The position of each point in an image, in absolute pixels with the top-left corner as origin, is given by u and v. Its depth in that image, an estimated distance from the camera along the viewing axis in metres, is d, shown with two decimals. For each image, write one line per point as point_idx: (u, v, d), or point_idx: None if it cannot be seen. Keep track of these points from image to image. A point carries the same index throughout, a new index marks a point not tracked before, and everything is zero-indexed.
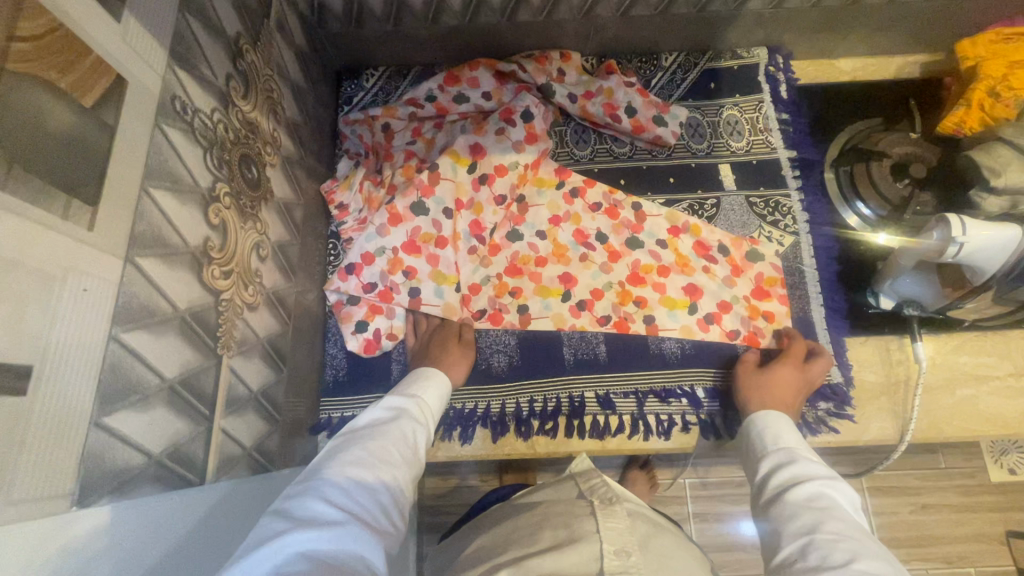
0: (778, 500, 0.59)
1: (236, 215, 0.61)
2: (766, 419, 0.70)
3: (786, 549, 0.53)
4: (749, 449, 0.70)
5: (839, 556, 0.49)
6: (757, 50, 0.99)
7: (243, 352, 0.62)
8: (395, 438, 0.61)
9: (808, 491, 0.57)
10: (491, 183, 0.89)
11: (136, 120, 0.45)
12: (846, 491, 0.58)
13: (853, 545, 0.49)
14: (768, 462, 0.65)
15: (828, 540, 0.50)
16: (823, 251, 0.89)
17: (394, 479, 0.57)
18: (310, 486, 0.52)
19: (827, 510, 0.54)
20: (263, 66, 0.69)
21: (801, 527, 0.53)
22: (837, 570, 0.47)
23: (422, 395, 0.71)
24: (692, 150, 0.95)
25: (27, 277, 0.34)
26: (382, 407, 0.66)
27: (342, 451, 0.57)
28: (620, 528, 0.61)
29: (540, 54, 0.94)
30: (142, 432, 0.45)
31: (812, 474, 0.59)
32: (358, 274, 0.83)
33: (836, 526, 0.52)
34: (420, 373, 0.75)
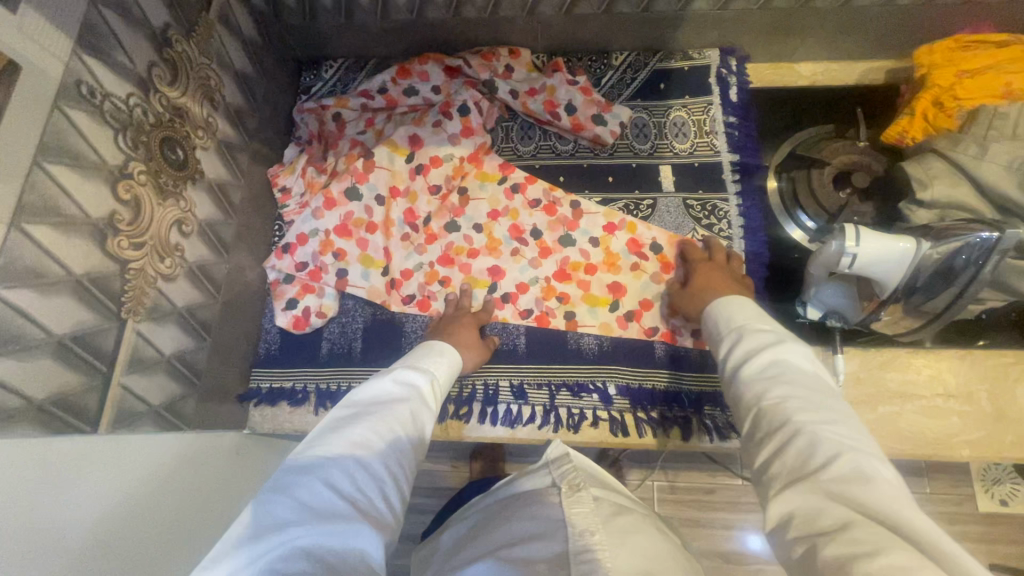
0: (735, 374, 0.59)
1: (154, 192, 0.66)
2: (724, 305, 0.70)
3: (745, 416, 0.54)
4: (712, 335, 0.70)
5: (784, 411, 0.50)
6: (709, 51, 0.98)
7: (155, 318, 0.67)
8: (403, 421, 0.62)
9: (761, 362, 0.57)
10: (426, 174, 0.92)
11: (33, 102, 0.50)
12: (797, 347, 0.58)
13: (797, 403, 0.50)
14: (725, 344, 0.65)
15: (776, 402, 0.52)
16: (753, 257, 0.88)
17: (398, 467, 0.58)
18: (316, 466, 0.54)
19: (778, 373, 0.55)
20: (198, 56, 0.74)
21: (753, 396, 0.54)
22: (781, 427, 0.49)
23: (431, 375, 0.71)
24: (635, 150, 0.96)
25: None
26: (390, 381, 0.67)
27: (349, 428, 0.59)
28: (584, 512, 0.63)
29: (488, 51, 0.96)
30: (23, 379, 0.50)
31: (763, 345, 0.60)
32: (292, 254, 0.89)
33: (785, 385, 0.53)
34: (432, 347, 0.77)
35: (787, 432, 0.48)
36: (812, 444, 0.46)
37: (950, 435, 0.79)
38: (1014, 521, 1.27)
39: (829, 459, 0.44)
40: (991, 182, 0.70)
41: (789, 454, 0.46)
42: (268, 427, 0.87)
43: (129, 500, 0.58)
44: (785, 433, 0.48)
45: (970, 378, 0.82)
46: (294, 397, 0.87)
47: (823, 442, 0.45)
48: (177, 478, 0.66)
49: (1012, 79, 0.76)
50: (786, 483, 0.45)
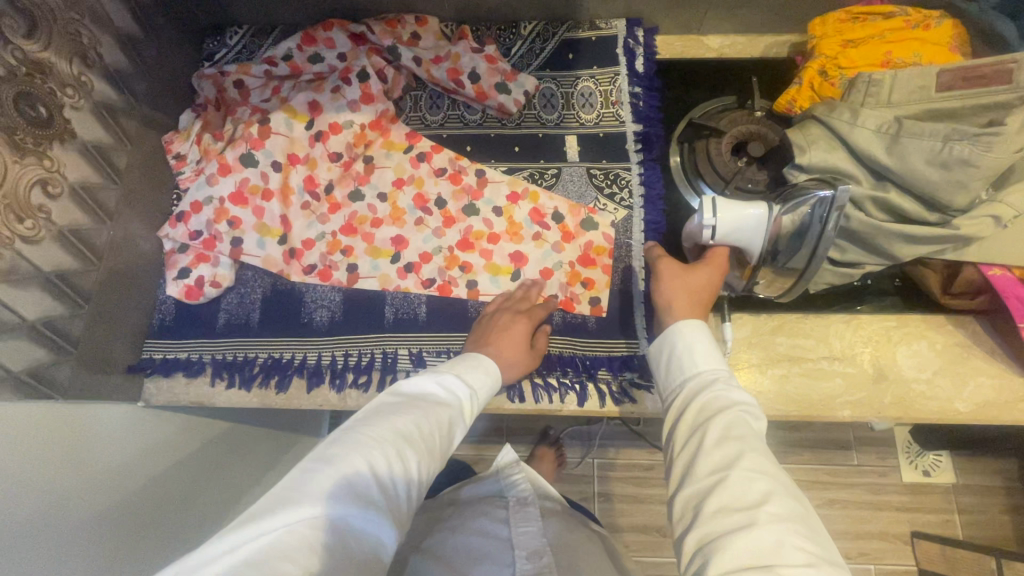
0: (694, 431, 0.55)
1: (8, 148, 0.64)
2: (689, 334, 0.64)
3: (699, 481, 0.51)
4: (669, 366, 0.64)
5: (754, 498, 0.47)
6: (616, 22, 0.98)
7: (15, 280, 0.65)
8: (442, 424, 0.59)
9: (730, 418, 0.54)
10: (326, 141, 0.90)
11: None
12: (756, 420, 0.56)
13: (766, 485, 0.48)
14: (691, 383, 0.61)
15: (743, 480, 0.48)
16: (652, 226, 0.89)
17: (430, 470, 0.55)
18: (362, 444, 0.51)
19: (744, 442, 0.51)
20: (64, 9, 0.71)
21: (717, 462, 0.51)
22: (748, 511, 0.46)
23: (478, 382, 0.68)
24: (542, 120, 0.96)
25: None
26: (437, 381, 0.64)
27: (395, 417, 0.56)
28: (531, 532, 0.70)
29: (393, 18, 0.95)
30: None
31: (733, 402, 0.56)
32: (186, 222, 0.87)
33: (752, 462, 0.50)
34: (472, 358, 0.71)
35: (757, 519, 0.45)
36: (782, 545, 0.43)
37: (834, 396, 0.81)
38: (935, 490, 1.32)
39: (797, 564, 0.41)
40: (860, 146, 0.72)
41: (753, 545, 0.43)
42: (164, 399, 0.84)
43: (55, 484, 0.63)
44: (752, 520, 0.45)
45: (855, 341, 0.84)
46: (190, 367, 0.84)
47: (791, 546, 0.43)
48: (114, 491, 0.71)
49: (890, 51, 0.79)
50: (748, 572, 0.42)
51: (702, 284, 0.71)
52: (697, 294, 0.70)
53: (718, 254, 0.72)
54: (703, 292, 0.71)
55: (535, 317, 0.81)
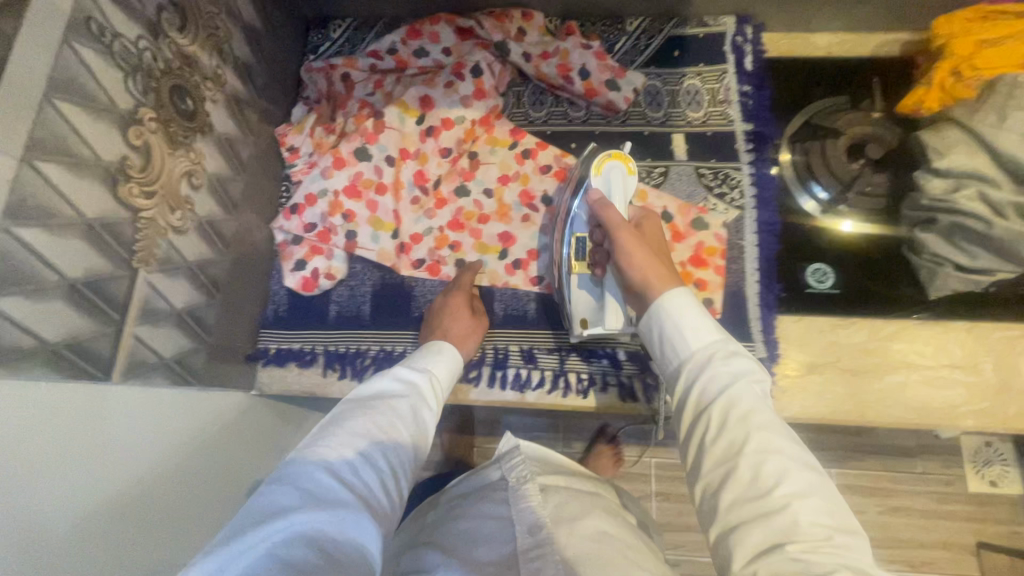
0: (698, 418, 0.57)
1: (164, 141, 0.65)
2: (674, 312, 0.64)
3: (712, 471, 0.54)
4: (658, 351, 0.65)
5: (767, 481, 0.50)
6: (726, 18, 0.96)
7: (167, 270, 0.67)
8: (397, 417, 0.62)
9: (725, 400, 0.56)
10: (437, 136, 0.91)
11: (41, 34, 0.48)
12: (760, 383, 0.58)
13: (778, 463, 0.51)
14: (684, 363, 0.62)
15: (754, 466, 0.51)
16: (765, 228, 0.88)
17: (394, 460, 0.58)
18: (317, 458, 0.54)
19: (745, 422, 0.54)
20: (208, 3, 0.72)
21: (727, 448, 0.54)
22: (763, 499, 0.49)
23: (433, 370, 0.71)
24: (647, 118, 0.95)
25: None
26: (390, 378, 0.67)
27: (348, 424, 0.59)
28: (531, 507, 0.66)
29: (500, 13, 0.94)
30: (38, 320, 0.50)
31: (735, 376, 0.58)
32: (300, 214, 0.88)
33: (758, 441, 0.52)
34: (431, 346, 0.75)
35: (770, 506, 0.48)
36: (795, 525, 0.47)
37: (955, 406, 0.80)
38: None
39: (811, 540, 0.46)
40: (1007, 152, 0.70)
41: (774, 529, 0.47)
42: (277, 388, 0.86)
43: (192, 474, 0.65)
44: (768, 502, 0.49)
45: (975, 350, 0.82)
46: (303, 358, 0.86)
47: (805, 522, 0.47)
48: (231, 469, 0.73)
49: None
50: (762, 557, 0.46)
51: (654, 232, 0.79)
52: (659, 244, 0.76)
53: (649, 216, 0.81)
54: (657, 243, 0.78)
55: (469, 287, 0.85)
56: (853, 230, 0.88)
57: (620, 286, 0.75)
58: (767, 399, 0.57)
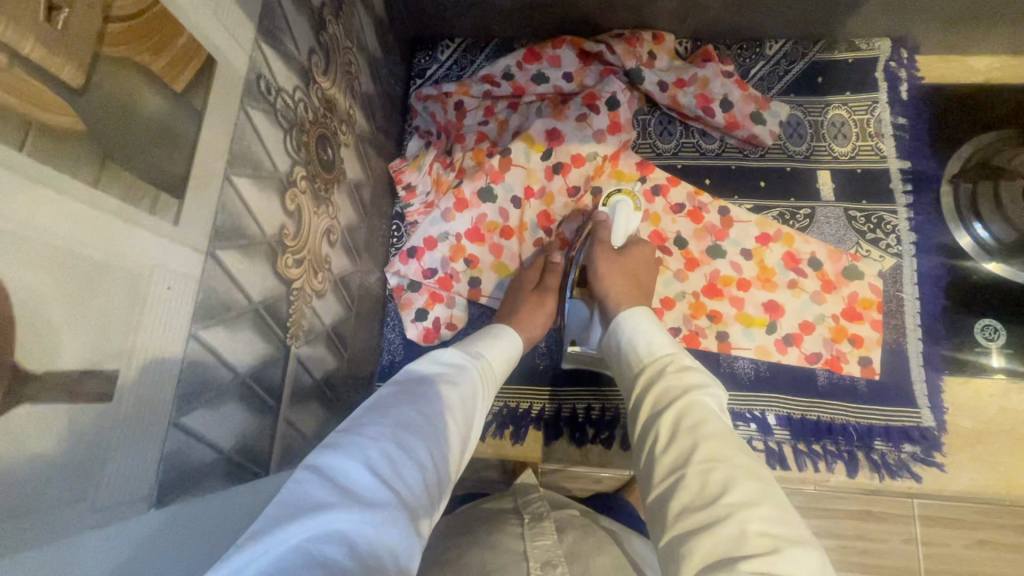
0: (649, 428, 0.48)
1: (311, 200, 0.58)
2: (631, 329, 0.58)
3: (660, 485, 0.44)
4: (624, 368, 0.57)
5: (710, 489, 0.40)
6: (879, 41, 0.87)
7: (310, 340, 0.61)
8: (451, 403, 0.48)
9: (681, 407, 0.47)
10: (566, 174, 0.83)
11: (221, 104, 0.42)
12: (717, 396, 0.48)
13: (726, 469, 0.41)
14: (643, 376, 0.54)
15: (700, 473, 0.41)
16: (928, 278, 0.81)
17: (445, 453, 0.44)
18: (350, 446, 0.39)
19: (695, 431, 0.44)
20: (344, 37, 0.65)
21: (676, 459, 0.44)
22: (707, 508, 0.39)
23: (490, 357, 0.58)
24: (788, 152, 0.86)
25: (95, 273, 0.31)
26: (441, 357, 0.53)
27: (392, 408, 0.44)
28: (546, 544, 0.49)
29: (631, 35, 0.85)
30: (215, 428, 0.44)
31: (683, 385, 0.49)
32: (419, 258, 0.82)
33: (707, 449, 0.42)
34: (493, 330, 0.64)
35: (712, 515, 0.38)
36: (743, 537, 0.36)
37: None
38: None
39: (760, 554, 0.35)
40: None
41: (721, 547, 0.36)
42: None
43: None
44: (715, 515, 0.38)
45: None
46: None
47: (754, 535, 0.36)
48: None
49: None
50: (707, 574, 0.35)
51: (642, 261, 0.75)
52: (635, 274, 0.72)
53: (642, 245, 0.78)
54: (640, 274, 0.74)
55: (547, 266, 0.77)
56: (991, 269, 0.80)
57: (598, 313, 0.72)
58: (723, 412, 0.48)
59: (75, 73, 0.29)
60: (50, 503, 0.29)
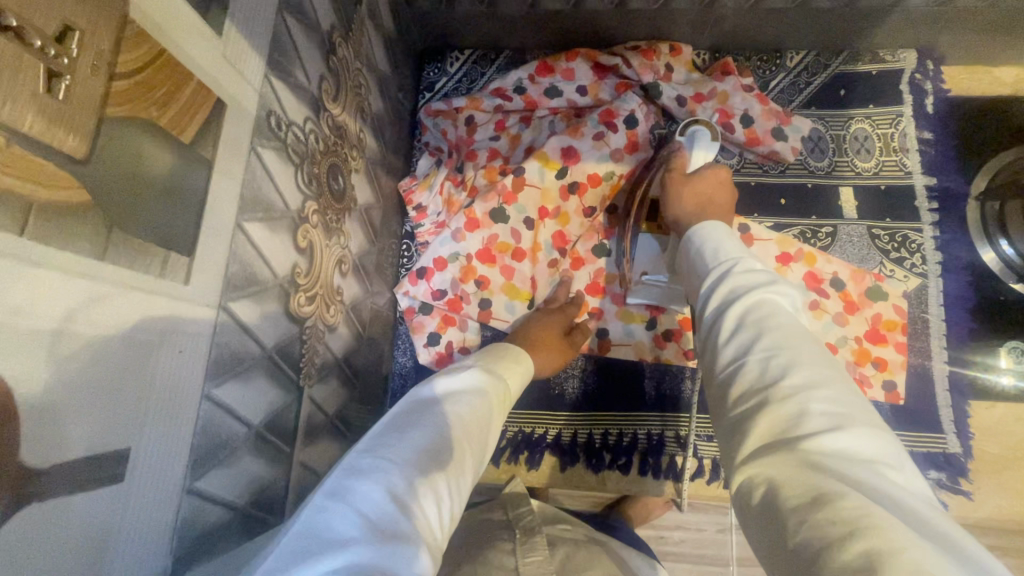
0: (712, 325, 0.46)
1: (323, 233, 0.56)
2: (706, 231, 0.54)
3: (722, 373, 0.43)
4: (688, 270, 0.55)
5: (772, 375, 0.38)
6: (904, 53, 0.84)
7: (322, 376, 0.59)
8: (469, 422, 0.45)
9: (747, 306, 0.44)
10: (581, 194, 0.81)
11: (230, 147, 0.40)
12: (790, 297, 0.45)
13: (791, 356, 0.39)
14: (707, 278, 0.50)
15: (763, 358, 0.40)
16: (954, 299, 0.78)
17: (461, 476, 0.42)
18: (364, 473, 0.37)
19: (763, 324, 0.42)
20: (353, 59, 0.63)
21: (735, 355, 0.42)
22: (767, 391, 0.38)
23: (507, 376, 0.55)
24: (809, 168, 0.84)
25: (103, 353, 0.29)
26: (456, 376, 0.50)
27: (408, 428, 0.42)
28: (538, 561, 0.47)
29: (648, 47, 0.82)
30: (229, 486, 0.42)
31: (753, 283, 0.46)
32: (428, 279, 0.80)
33: (773, 339, 0.41)
34: (502, 348, 0.61)
35: (774, 395, 0.37)
36: (805, 416, 0.35)
37: None
38: None
39: (823, 431, 0.34)
40: None
41: (781, 423, 0.36)
42: None
43: None
44: (773, 399, 0.37)
45: None
46: None
47: (817, 416, 0.35)
48: None
49: None
50: (766, 456, 0.35)
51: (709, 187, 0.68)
52: (707, 197, 0.66)
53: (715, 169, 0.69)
54: (717, 197, 0.67)
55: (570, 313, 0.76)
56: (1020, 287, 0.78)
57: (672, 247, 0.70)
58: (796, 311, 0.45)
59: (78, 142, 0.27)
60: None
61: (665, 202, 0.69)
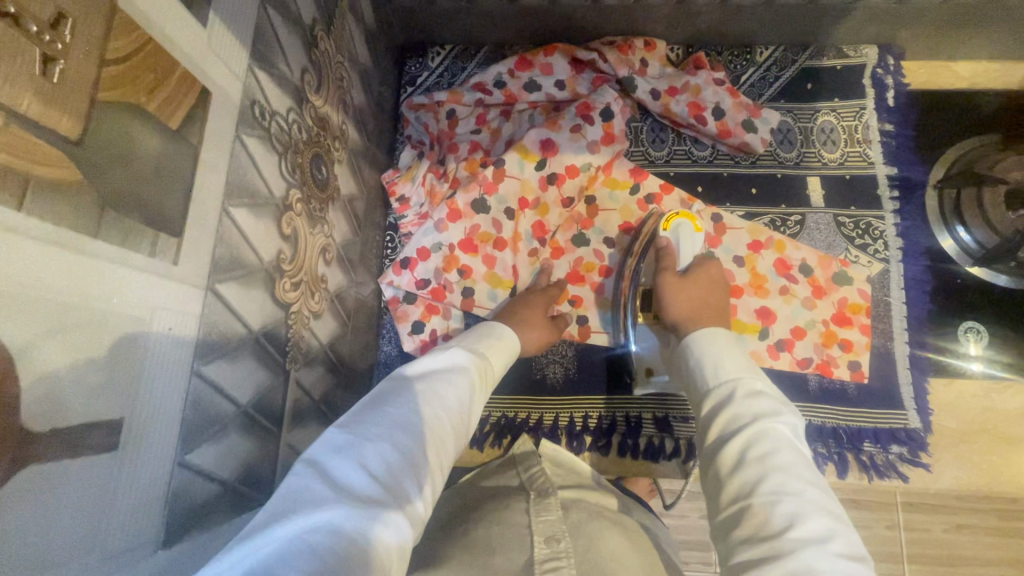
0: (713, 452, 0.47)
1: (306, 221, 0.57)
2: (704, 340, 0.55)
3: (725, 510, 0.43)
4: (687, 378, 0.56)
5: (775, 523, 0.40)
6: (866, 48, 0.88)
7: (308, 362, 0.60)
8: (452, 400, 0.47)
9: (750, 434, 0.45)
10: (561, 184, 0.83)
11: (215, 134, 0.41)
12: (790, 424, 0.46)
13: (796, 504, 0.40)
14: (709, 396, 0.51)
15: (765, 505, 0.41)
16: (915, 283, 0.83)
17: (441, 450, 0.44)
18: (344, 445, 0.39)
19: (764, 461, 0.43)
20: (335, 53, 0.64)
21: (739, 489, 0.43)
22: (772, 542, 0.39)
23: (490, 355, 0.57)
24: (779, 159, 0.87)
25: (96, 325, 0.31)
26: (442, 356, 0.52)
27: (391, 403, 0.44)
28: (551, 519, 0.47)
29: (623, 43, 0.85)
30: (219, 461, 0.44)
31: (754, 410, 0.47)
32: (412, 269, 0.81)
33: (776, 484, 0.41)
34: (487, 328, 0.62)
35: (780, 547, 0.38)
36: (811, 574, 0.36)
37: None
38: None
39: None
40: None
41: None
42: None
43: None
44: (780, 549, 0.38)
45: None
46: None
47: (821, 569, 0.37)
48: None
49: None
50: None
51: (707, 283, 0.71)
52: (705, 298, 0.68)
53: (711, 265, 0.73)
54: (710, 297, 0.69)
55: (552, 298, 0.78)
56: (975, 272, 0.82)
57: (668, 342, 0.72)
58: (797, 437, 0.45)
59: (72, 122, 0.28)
60: (62, 558, 0.29)
61: (663, 301, 0.69)
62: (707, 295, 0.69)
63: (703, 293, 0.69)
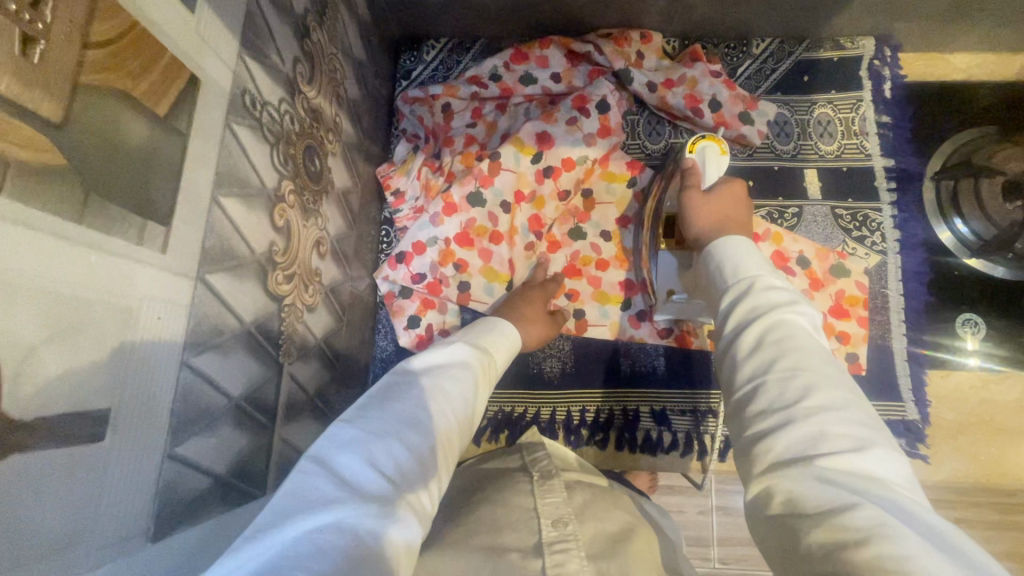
0: (731, 340, 0.44)
1: (299, 213, 0.57)
2: (723, 246, 0.52)
3: (739, 389, 0.41)
4: (706, 284, 0.53)
5: (790, 394, 0.38)
6: (863, 40, 0.87)
7: (302, 356, 0.60)
8: (456, 394, 0.47)
9: (768, 323, 0.43)
10: (556, 177, 0.82)
11: (205, 123, 0.40)
12: (809, 316, 0.44)
13: (813, 376, 0.38)
14: (725, 292, 0.48)
15: (780, 378, 0.39)
16: (912, 275, 0.82)
17: (447, 444, 0.43)
18: (351, 441, 0.38)
19: (781, 345, 0.41)
20: (328, 44, 0.64)
21: (753, 369, 0.41)
22: (785, 410, 0.37)
23: (492, 350, 0.57)
24: (776, 152, 0.87)
25: (82, 314, 0.30)
26: (445, 350, 0.52)
27: (397, 399, 0.43)
28: (557, 502, 0.47)
29: (619, 35, 0.85)
30: (211, 454, 0.43)
31: (773, 301, 0.44)
32: (408, 263, 0.81)
33: (792, 361, 0.39)
34: (489, 323, 0.62)
35: (794, 415, 0.36)
36: (823, 438, 0.35)
37: None
38: None
39: (843, 454, 0.34)
40: None
41: (796, 445, 0.35)
42: None
43: None
44: (791, 416, 0.37)
45: None
46: None
47: (835, 437, 0.35)
48: None
49: None
50: (785, 475, 0.34)
51: (734, 201, 0.64)
52: (728, 215, 0.62)
53: (737, 183, 0.66)
54: (737, 214, 0.63)
55: (549, 292, 0.78)
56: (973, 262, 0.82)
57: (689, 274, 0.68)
58: (815, 327, 0.43)
59: (55, 108, 0.28)
60: (48, 550, 0.29)
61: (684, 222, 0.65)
62: (731, 213, 0.63)
63: (731, 210, 0.63)
